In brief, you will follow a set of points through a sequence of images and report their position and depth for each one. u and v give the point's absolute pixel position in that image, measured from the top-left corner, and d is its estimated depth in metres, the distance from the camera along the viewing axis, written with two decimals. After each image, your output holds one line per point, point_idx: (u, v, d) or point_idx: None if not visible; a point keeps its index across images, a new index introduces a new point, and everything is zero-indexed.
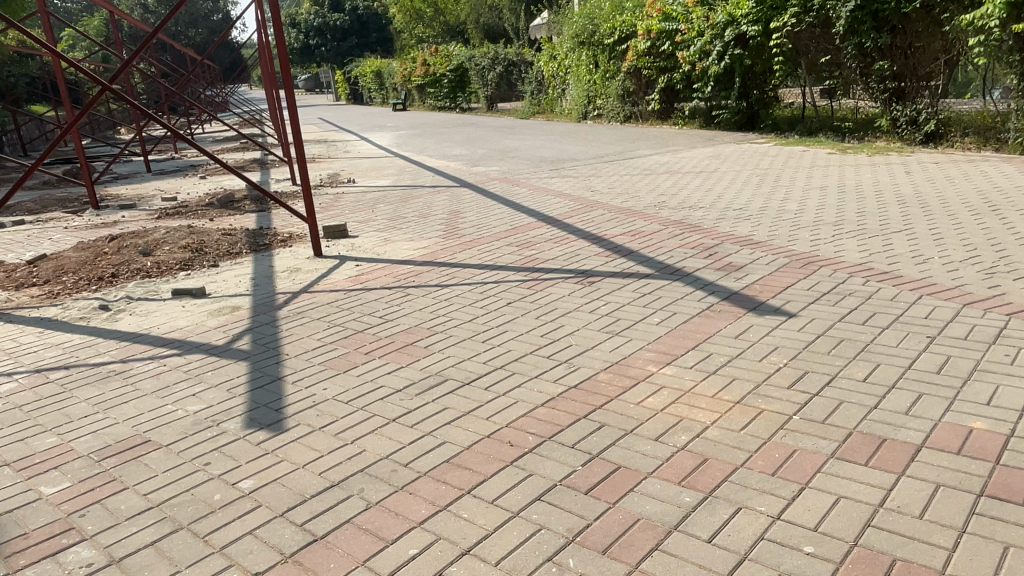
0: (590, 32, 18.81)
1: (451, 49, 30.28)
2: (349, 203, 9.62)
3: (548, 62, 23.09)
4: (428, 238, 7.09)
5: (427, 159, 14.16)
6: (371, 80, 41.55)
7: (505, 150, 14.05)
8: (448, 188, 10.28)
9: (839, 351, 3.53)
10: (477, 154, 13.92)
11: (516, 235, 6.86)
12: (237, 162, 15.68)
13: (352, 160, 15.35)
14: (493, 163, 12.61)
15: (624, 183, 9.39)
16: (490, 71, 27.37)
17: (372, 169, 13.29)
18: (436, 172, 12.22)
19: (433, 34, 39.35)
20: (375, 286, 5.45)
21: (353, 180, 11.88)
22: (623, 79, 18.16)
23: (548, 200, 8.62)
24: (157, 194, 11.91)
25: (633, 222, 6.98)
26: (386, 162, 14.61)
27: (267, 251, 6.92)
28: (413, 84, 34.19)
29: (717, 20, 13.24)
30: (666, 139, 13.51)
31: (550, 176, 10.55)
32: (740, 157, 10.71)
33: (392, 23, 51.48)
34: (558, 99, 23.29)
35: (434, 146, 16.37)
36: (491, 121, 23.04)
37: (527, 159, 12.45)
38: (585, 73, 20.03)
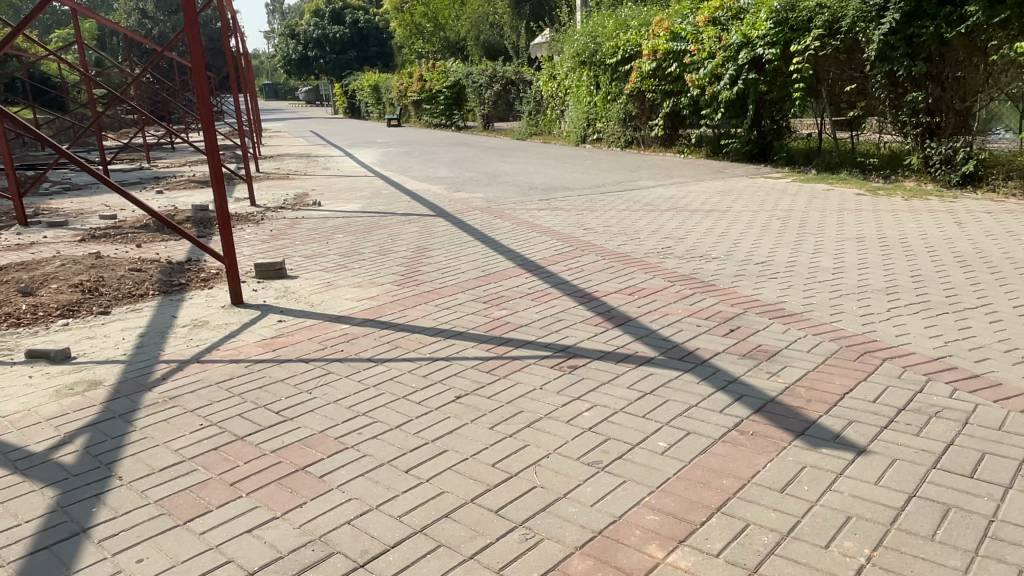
0: (592, 52, 17.71)
1: (449, 65, 29.25)
2: (305, 231, 8.34)
3: (548, 82, 22.03)
4: (381, 283, 5.82)
5: (408, 181, 12.93)
6: (367, 94, 40.53)
7: (495, 174, 12.84)
8: (423, 217, 9.02)
9: (950, 535, 2.28)
10: (463, 178, 12.70)
11: (487, 286, 5.57)
12: (204, 176, 14.41)
13: (328, 178, 14.12)
14: (479, 188, 11.41)
15: (622, 219, 8.16)
16: (488, 89, 26.27)
17: (346, 190, 12.05)
18: (414, 196, 10.99)
19: (433, 50, 38.42)
20: (288, 358, 4.13)
21: (321, 202, 10.66)
22: (625, 102, 17.03)
23: (532, 238, 7.37)
24: (101, 210, 10.64)
25: (630, 273, 5.72)
26: (364, 181, 13.38)
27: (178, 293, 5.60)
28: (409, 99, 33.16)
29: (731, 41, 12.09)
30: (673, 168, 12.31)
31: (539, 207, 9.32)
32: (756, 193, 9.49)
33: (393, 38, 50.62)
34: (557, 120, 22.18)
35: (420, 166, 15.15)
36: (486, 141, 21.91)
37: (516, 186, 11.22)
38: (586, 95, 18.92)
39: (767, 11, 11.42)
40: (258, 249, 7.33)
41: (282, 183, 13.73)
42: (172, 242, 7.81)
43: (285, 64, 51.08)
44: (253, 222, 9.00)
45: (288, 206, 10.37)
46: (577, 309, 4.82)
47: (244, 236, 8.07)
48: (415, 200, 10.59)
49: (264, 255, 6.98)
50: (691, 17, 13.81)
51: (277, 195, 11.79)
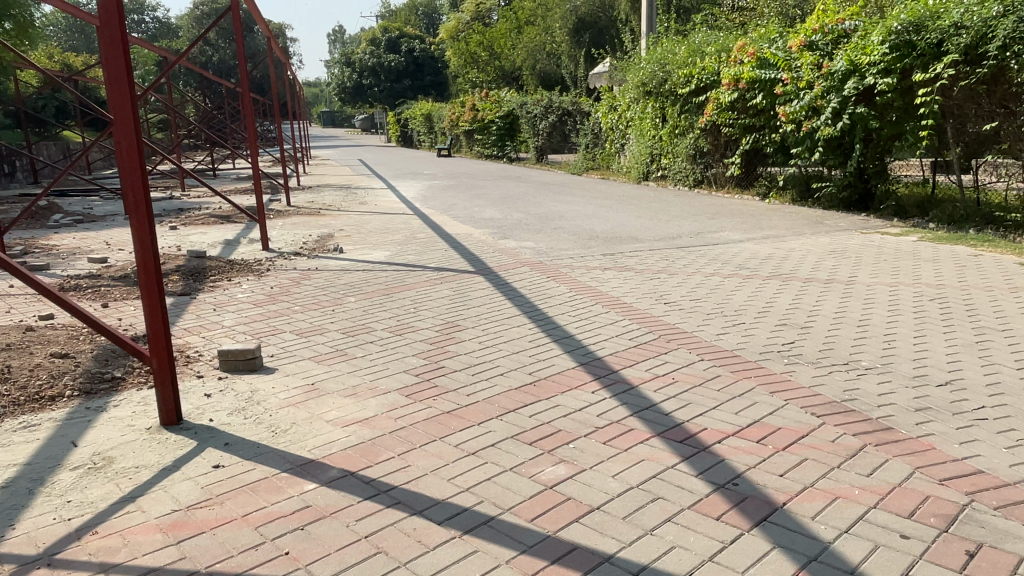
0: (661, 81, 15.98)
1: (503, 94, 27.90)
2: (311, 290, 6.71)
3: (608, 114, 20.42)
4: (385, 387, 4.14)
5: (449, 221, 11.40)
6: (419, 123, 39.66)
7: (549, 217, 11.14)
8: (459, 273, 7.33)
9: None
10: (513, 220, 11.02)
11: (535, 407, 3.78)
12: (229, 210, 13.14)
13: (361, 216, 12.68)
14: (529, 234, 9.71)
15: (712, 288, 6.32)
16: (543, 120, 24.73)
17: (374, 232, 10.51)
18: (453, 242, 9.40)
19: (488, 79, 37.38)
20: (192, 571, 2.42)
21: (344, 248, 9.11)
22: (695, 137, 15.24)
23: (596, 316, 5.56)
24: (97, 248, 9.33)
25: (749, 393, 3.86)
26: (400, 220, 11.88)
27: (102, 397, 4.00)
28: (460, 129, 32.01)
29: (835, 69, 10.30)
30: (759, 216, 10.41)
31: (602, 264, 7.53)
32: (878, 255, 7.49)
33: (448, 67, 50.00)
34: (617, 154, 20.54)
35: (464, 203, 13.59)
36: (538, 175, 20.42)
37: (573, 233, 9.51)
38: (650, 128, 17.18)
39: (882, 33, 9.63)
40: (241, 318, 5.72)
41: (311, 219, 12.33)
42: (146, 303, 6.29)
43: (340, 92, 50.89)
44: (256, 273, 7.46)
45: (306, 252, 8.85)
46: (680, 474, 2.99)
47: (237, 295, 6.52)
48: (453, 247, 8.95)
49: (245, 330, 5.36)
50: (780, 41, 12.00)
51: (300, 236, 10.35)
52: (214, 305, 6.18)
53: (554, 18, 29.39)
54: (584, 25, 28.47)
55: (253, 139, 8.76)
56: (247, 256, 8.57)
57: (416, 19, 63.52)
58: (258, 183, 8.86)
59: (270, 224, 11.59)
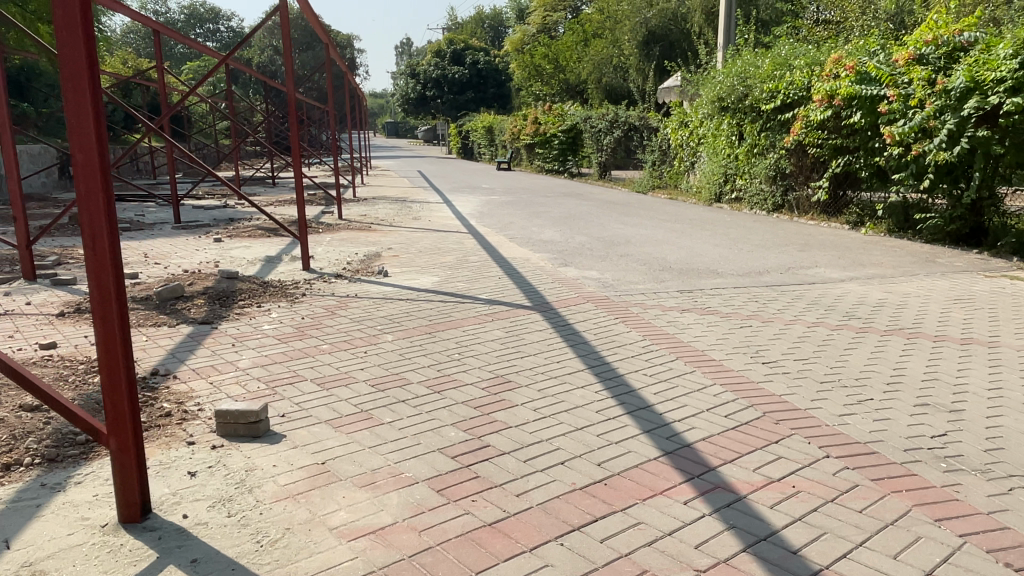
0: (741, 97, 14.80)
1: (567, 108, 27.05)
2: (344, 323, 5.89)
3: (678, 131, 19.32)
4: (413, 472, 3.23)
5: (505, 242, 10.56)
6: (480, 135, 39.18)
7: (615, 241, 10.14)
8: (513, 308, 6.40)
9: None
10: (574, 244, 10.05)
11: (607, 526, 2.76)
12: (278, 222, 12.63)
13: (412, 232, 11.98)
14: (593, 262, 8.74)
15: (818, 343, 5.23)
16: (607, 135, 23.73)
17: (422, 252, 9.73)
18: (509, 267, 8.54)
19: (552, 92, 36.63)
20: None
21: (390, 270, 8.34)
22: (777, 157, 14.04)
23: (675, 377, 4.52)
24: (134, 261, 8.85)
25: (904, 522, 2.80)
26: (453, 239, 11.11)
27: (64, 469, 3.23)
28: (522, 143, 31.31)
29: (952, 85, 9.07)
30: (856, 249, 9.20)
31: (679, 303, 6.49)
32: (1017, 308, 6.24)
33: (511, 80, 49.56)
34: (685, 173, 19.40)
35: (523, 222, 12.74)
36: (601, 193, 19.43)
37: (643, 262, 8.53)
38: (725, 147, 16.00)
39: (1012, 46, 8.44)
40: (258, 358, 4.92)
41: (360, 234, 11.68)
42: (161, 331, 5.60)
43: (403, 103, 51.00)
44: (290, 298, 6.74)
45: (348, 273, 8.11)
46: None
47: (262, 326, 5.77)
48: (508, 274, 8.05)
49: (258, 376, 4.54)
50: (883, 54, 10.80)
51: (346, 253, 9.65)
52: (234, 338, 5.42)
53: (623, 30, 28.39)
54: (655, 38, 27.37)
55: (297, 149, 7.97)
56: (283, 276, 7.88)
57: (482, 31, 63.47)
58: (299, 196, 8.09)
59: (317, 239, 10.99)
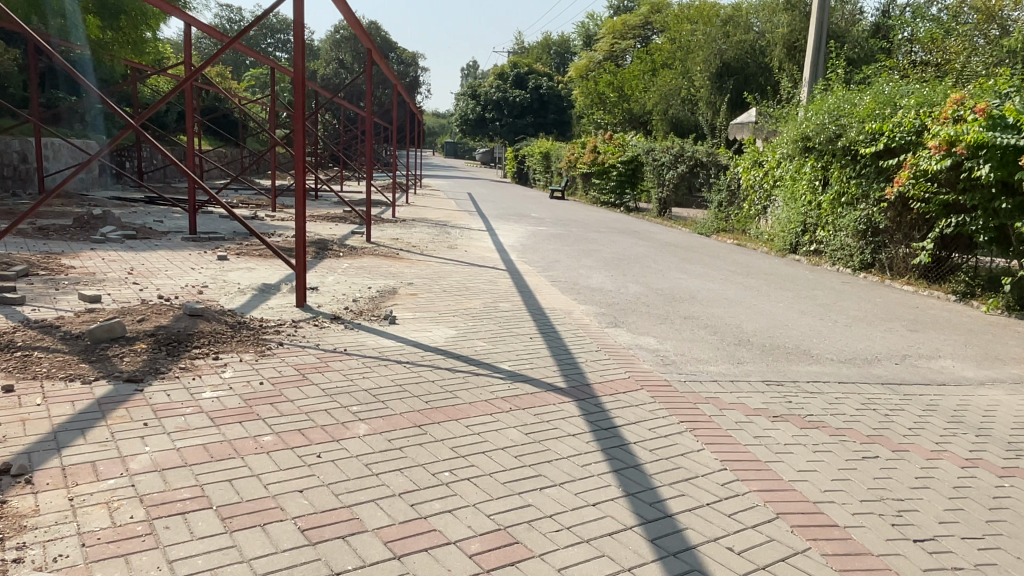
0: (832, 137, 12.96)
1: (629, 138, 25.50)
2: (312, 395, 4.38)
3: (752, 171, 17.56)
4: None
5: (547, 285, 9.02)
6: (537, 161, 37.93)
7: (676, 297, 8.45)
8: (542, 391, 4.77)
9: None
10: (628, 296, 8.40)
11: None
12: (297, 240, 11.37)
13: (443, 264, 10.53)
14: (650, 323, 7.06)
15: (989, 506, 3.52)
16: (670, 170, 22.05)
17: (448, 292, 8.24)
18: (547, 321, 6.99)
19: (614, 121, 35.17)
20: None
21: (401, 314, 6.85)
22: (871, 208, 12.19)
23: (779, 563, 2.85)
24: (111, 278, 7.61)
25: None
26: (487, 276, 9.63)
27: None
28: (578, 171, 29.87)
29: None
30: (983, 334, 7.35)
31: (767, 403, 4.78)
32: None
33: (573, 107, 48.38)
34: (755, 218, 17.61)
35: (570, 262, 11.17)
36: (660, 232, 17.76)
37: (714, 329, 6.86)
38: (806, 192, 14.45)
39: None
40: (164, 453, 3.45)
41: (383, 262, 10.31)
42: (68, 389, 4.20)
43: (461, 123, 50.23)
44: (262, 348, 5.30)
45: (348, 315, 6.65)
46: None
47: (203, 392, 4.31)
48: (543, 332, 6.46)
49: (146, 492, 3.06)
50: (1020, 96, 9.02)
51: (359, 285, 8.25)
52: (153, 411, 3.96)
53: (695, 60, 26.73)
54: (729, 71, 25.65)
55: (302, 157, 6.53)
56: (266, 313, 6.46)
57: (548, 57, 62.75)
58: (301, 212, 6.63)
59: (332, 264, 9.63)
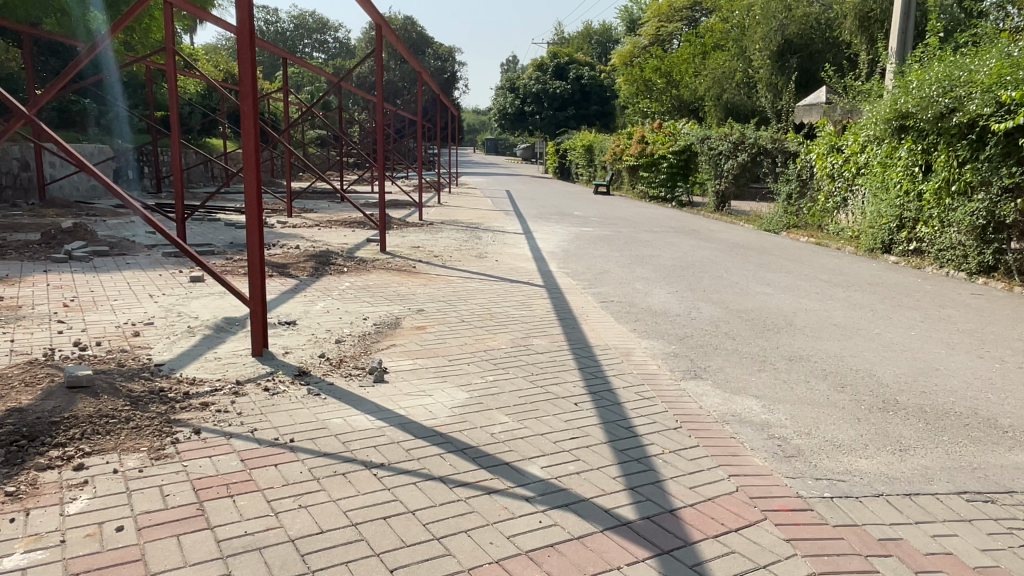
0: (942, 113, 10.64)
1: (680, 125, 23.25)
2: (192, 561, 2.50)
3: (829, 158, 15.22)
4: None
5: (595, 307, 7.05)
6: (579, 155, 35.81)
7: (768, 324, 6.36)
8: (597, 536, 2.78)
9: None
10: (702, 323, 6.36)
11: None
12: (296, 252, 9.62)
13: (467, 279, 8.64)
14: (744, 370, 5.02)
15: None
16: (728, 160, 19.80)
17: (465, 321, 6.34)
18: (598, 368, 5.02)
19: (661, 110, 32.83)
20: None
21: (394, 362, 4.97)
22: (997, 198, 9.87)
23: None
24: (34, 315, 5.95)
25: None
26: (519, 296, 7.71)
27: None
28: (624, 164, 27.70)
29: None
30: None
31: (995, 556, 2.74)
32: None
33: (617, 97, 46.02)
34: (834, 211, 15.28)
35: (621, 272, 9.17)
36: (721, 230, 15.60)
37: (838, 382, 4.81)
38: (901, 180, 12.20)
39: None
40: None
41: (391, 278, 8.47)
42: None
43: (500, 118, 48.36)
44: (163, 441, 3.47)
45: (322, 366, 4.81)
46: None
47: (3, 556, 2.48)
48: (593, 392, 4.49)
49: None
50: None
51: (351, 314, 6.40)
52: None
53: (752, 38, 24.25)
54: (792, 49, 23.18)
55: (250, 134, 4.68)
56: (205, 369, 4.64)
57: (589, 47, 60.45)
58: (252, 216, 4.78)
59: (327, 285, 7.81)
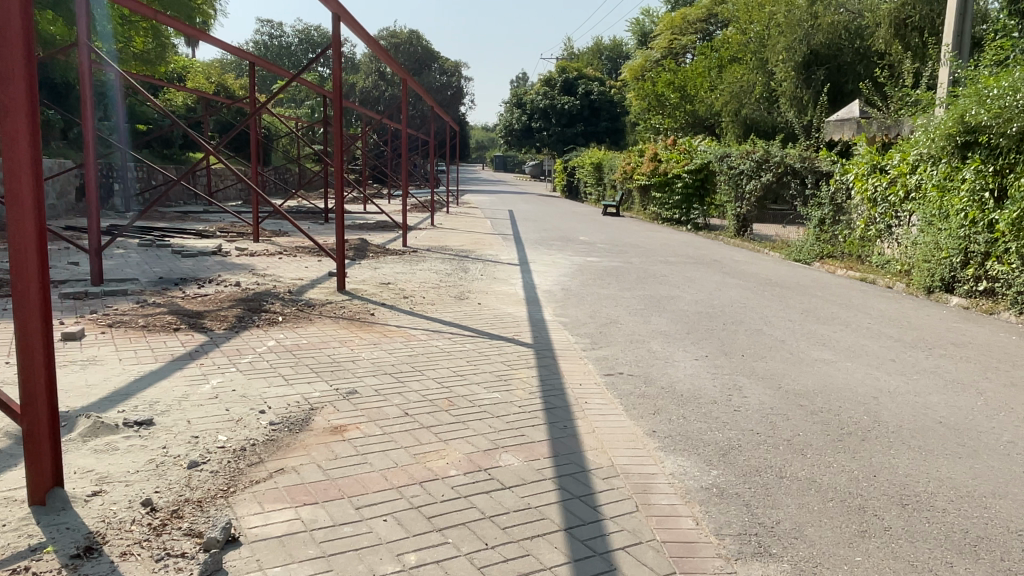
0: None
1: (696, 142, 21.39)
2: None
3: (871, 179, 13.26)
4: None
5: (599, 387, 5.10)
6: (587, 173, 33.99)
7: (846, 425, 4.37)
8: None
9: None
10: (750, 421, 4.38)
11: None
12: (227, 294, 7.77)
13: (433, 332, 6.71)
14: (835, 534, 3.05)
15: None
16: (750, 181, 17.93)
17: (408, 413, 4.39)
18: (597, 525, 3.06)
19: (674, 126, 30.99)
20: None
21: (261, 515, 3.03)
22: None
23: None
24: None
25: None
26: (497, 360, 5.78)
27: None
28: (635, 184, 25.80)
29: None
30: None
31: None
32: None
33: (627, 113, 44.31)
34: (877, 240, 13.30)
35: (632, 323, 7.23)
36: (746, 261, 13.65)
37: (1005, 568, 2.83)
38: (967, 207, 10.24)
39: None
40: None
41: (333, 331, 6.55)
42: None
43: (506, 134, 46.65)
44: None
45: (133, 529, 2.89)
46: None
47: None
48: None
49: None
50: None
51: (244, 402, 4.46)
52: None
53: (774, 48, 22.41)
54: (818, 60, 21.35)
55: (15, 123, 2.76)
56: None
57: (599, 62, 58.99)
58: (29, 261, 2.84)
59: (241, 345, 5.91)
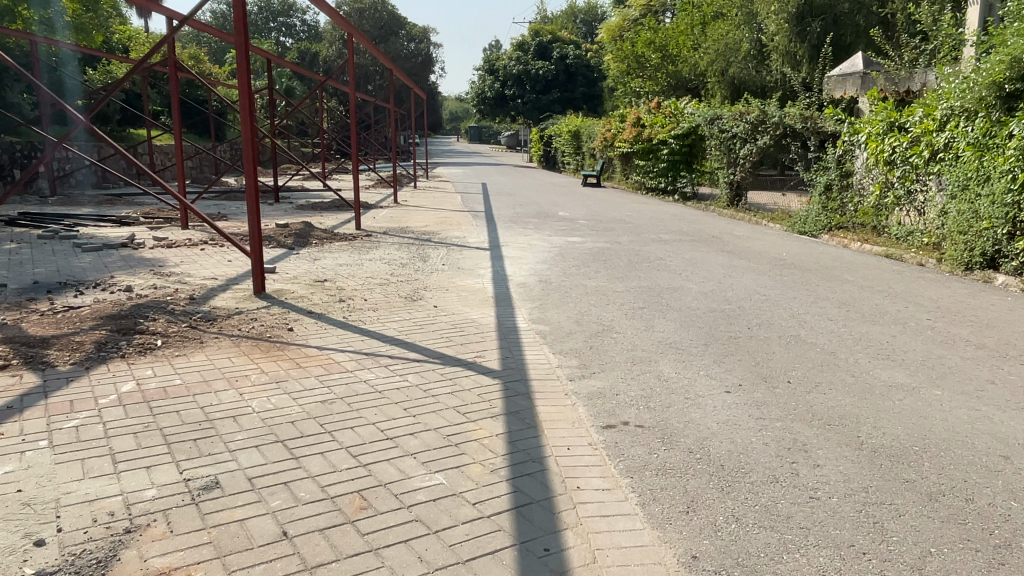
0: None
1: (683, 104, 19.62)
2: None
3: (887, 139, 11.56)
4: None
5: (595, 455, 3.39)
6: (565, 141, 32.08)
7: (995, 528, 2.72)
8: None
9: None
10: (845, 528, 2.71)
11: None
12: (100, 306, 5.91)
13: (365, 356, 4.94)
14: None
15: None
16: (745, 145, 16.23)
17: (284, 533, 2.65)
18: None
19: (655, 89, 29.12)
20: None
21: None
22: None
23: None
24: None
25: None
26: (448, 404, 4.03)
27: None
28: (616, 152, 24.05)
29: None
30: None
31: None
32: None
33: (604, 77, 42.25)
34: (896, 208, 11.69)
35: (633, 333, 5.52)
36: (748, 236, 12.01)
37: None
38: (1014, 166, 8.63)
39: None
40: None
41: (226, 360, 4.74)
42: None
43: (478, 102, 44.42)
44: None
45: None
46: None
47: None
48: None
49: None
50: None
51: (18, 523, 2.71)
52: None
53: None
54: (813, 11, 19.53)
55: None
56: None
57: (573, 25, 56.60)
58: None
59: (81, 393, 4.09)
